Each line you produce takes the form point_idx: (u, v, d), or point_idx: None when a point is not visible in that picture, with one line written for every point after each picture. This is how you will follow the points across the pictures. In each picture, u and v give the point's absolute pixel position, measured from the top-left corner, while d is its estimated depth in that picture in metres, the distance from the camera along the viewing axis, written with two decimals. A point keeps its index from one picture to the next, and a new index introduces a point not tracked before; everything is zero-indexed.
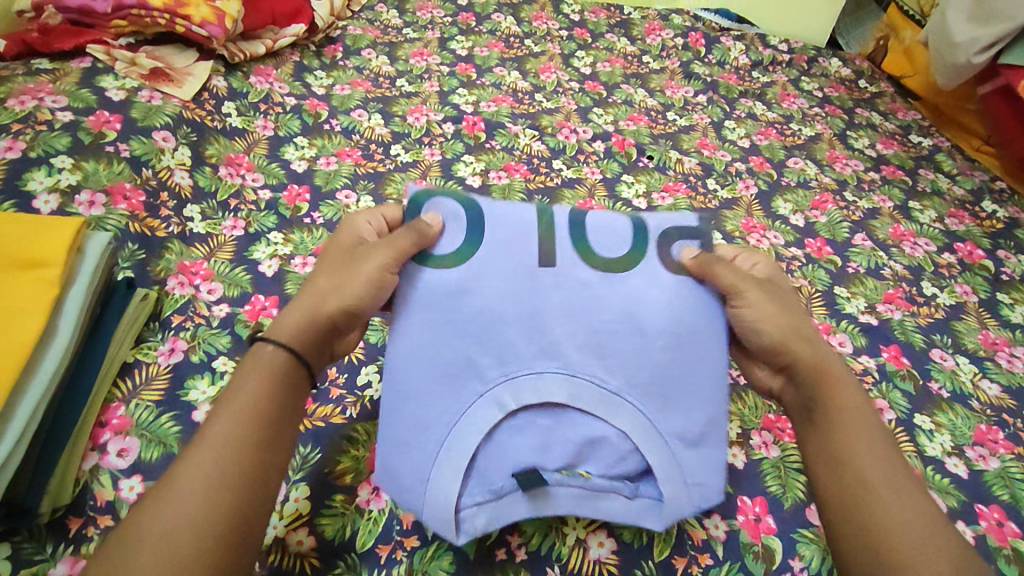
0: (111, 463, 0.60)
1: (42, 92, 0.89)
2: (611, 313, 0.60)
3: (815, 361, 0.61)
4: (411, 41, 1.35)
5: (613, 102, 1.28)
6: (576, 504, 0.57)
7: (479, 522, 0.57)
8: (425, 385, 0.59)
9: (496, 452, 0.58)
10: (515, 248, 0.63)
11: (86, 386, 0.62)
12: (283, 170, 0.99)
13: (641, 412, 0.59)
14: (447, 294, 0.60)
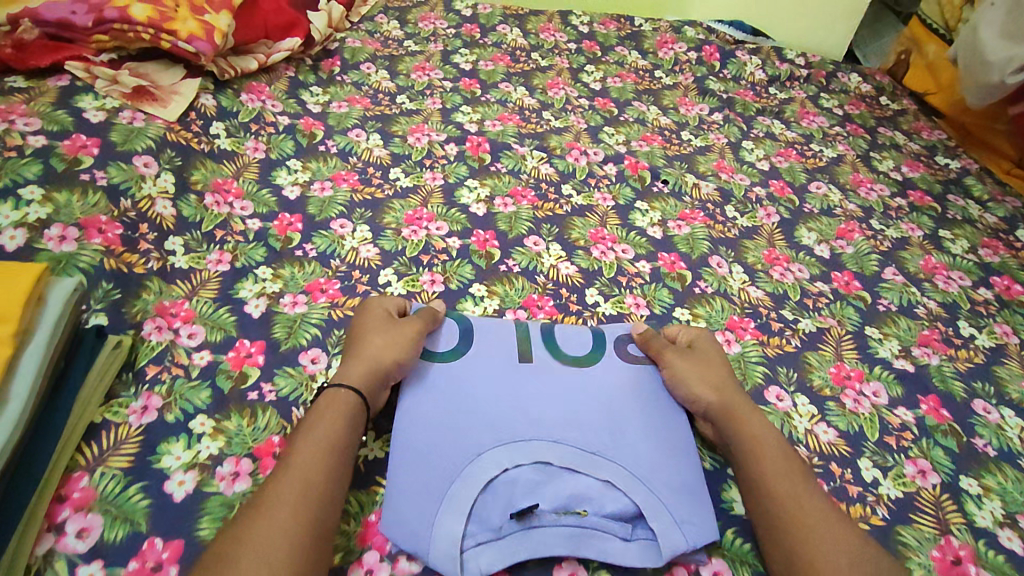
0: (69, 546, 0.53)
1: (13, 114, 0.83)
2: (586, 394, 0.71)
3: (722, 404, 0.69)
4: (412, 55, 1.29)
5: (625, 121, 1.21)
6: (575, 543, 0.60)
7: (482, 562, 0.59)
8: (427, 445, 0.65)
9: (494, 498, 0.62)
10: (499, 346, 0.75)
11: (43, 456, 0.55)
12: (274, 196, 0.92)
13: (623, 468, 0.65)
14: (444, 377, 0.71)
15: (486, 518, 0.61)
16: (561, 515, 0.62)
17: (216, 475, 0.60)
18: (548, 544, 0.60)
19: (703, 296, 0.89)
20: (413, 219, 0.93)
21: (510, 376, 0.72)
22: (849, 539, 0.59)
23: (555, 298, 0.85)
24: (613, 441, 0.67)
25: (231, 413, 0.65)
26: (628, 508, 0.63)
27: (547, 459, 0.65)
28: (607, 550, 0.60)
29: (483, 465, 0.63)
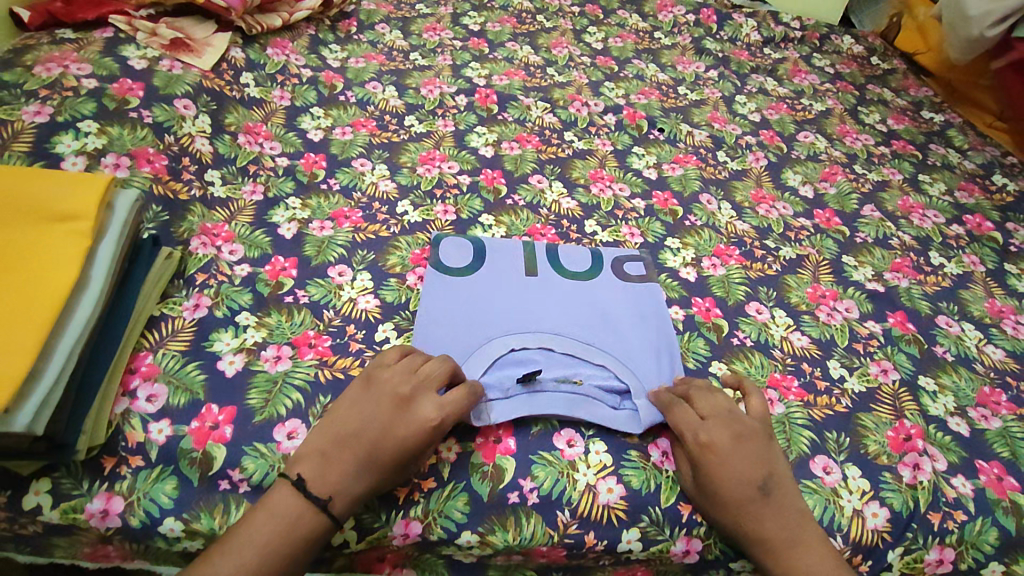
0: (141, 408, 0.63)
1: (67, 60, 0.92)
2: (588, 301, 0.80)
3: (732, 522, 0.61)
4: (424, 17, 1.37)
5: (625, 76, 1.28)
6: (570, 406, 0.68)
7: (492, 415, 0.67)
8: (445, 336, 0.74)
9: (502, 372, 0.71)
10: (511, 263, 0.84)
11: (116, 335, 0.64)
12: (300, 139, 1.01)
13: (613, 356, 0.74)
14: (460, 285, 0.80)
15: (493, 383, 0.69)
16: (560, 383, 0.70)
17: (261, 357, 0.70)
18: (548, 404, 0.68)
19: (693, 228, 0.96)
20: (427, 159, 1.01)
21: (517, 284, 0.81)
22: None
23: (556, 227, 0.93)
24: (607, 336, 0.76)
25: (273, 312, 0.75)
26: (620, 383, 0.72)
27: (550, 346, 0.73)
28: (599, 414, 0.68)
29: (494, 347, 0.73)
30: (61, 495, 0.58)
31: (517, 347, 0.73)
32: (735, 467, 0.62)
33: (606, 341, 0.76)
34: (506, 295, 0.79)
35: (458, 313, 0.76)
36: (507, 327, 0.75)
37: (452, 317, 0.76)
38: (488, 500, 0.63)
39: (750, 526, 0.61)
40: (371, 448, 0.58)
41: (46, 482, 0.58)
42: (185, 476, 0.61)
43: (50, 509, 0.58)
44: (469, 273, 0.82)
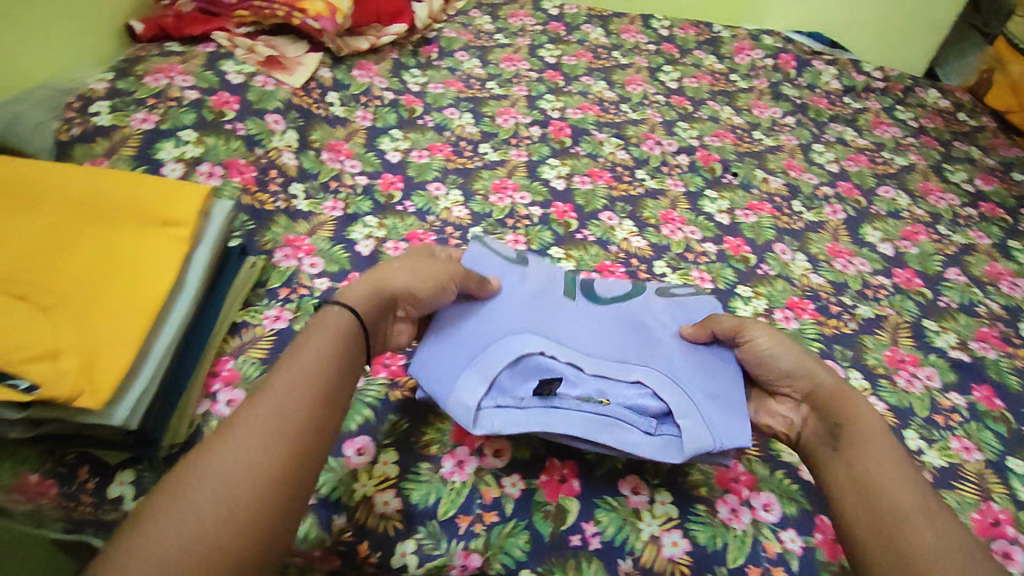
0: (220, 412, 0.65)
1: (174, 72, 1.00)
2: (631, 319, 0.74)
3: (835, 387, 0.64)
4: (502, 47, 1.44)
5: (699, 118, 1.29)
6: (592, 429, 0.62)
7: (496, 423, 0.62)
8: (473, 326, 0.68)
9: (519, 378, 0.66)
10: (554, 272, 0.78)
11: (203, 338, 0.67)
12: (379, 159, 1.05)
13: (658, 372, 0.67)
14: (499, 277, 0.74)
15: (508, 390, 0.65)
16: (582, 402, 0.65)
17: None
18: (566, 423, 0.62)
19: (765, 277, 0.94)
20: (500, 188, 1.03)
21: (556, 293, 0.75)
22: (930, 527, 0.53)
23: (626, 266, 0.92)
24: (648, 355, 0.70)
25: None
26: (659, 408, 0.65)
27: (582, 362, 0.68)
28: (625, 439, 0.62)
29: (523, 345, 0.67)
30: (142, 488, 0.61)
31: (548, 352, 0.67)
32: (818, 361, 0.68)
33: (648, 359, 0.69)
34: (548, 297, 0.74)
35: (499, 304, 0.71)
36: (543, 330, 0.69)
37: (490, 303, 0.70)
38: (549, 539, 0.61)
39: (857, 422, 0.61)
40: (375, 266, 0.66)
41: (131, 474, 0.61)
42: None
43: (131, 500, 0.60)
44: (510, 267, 0.76)
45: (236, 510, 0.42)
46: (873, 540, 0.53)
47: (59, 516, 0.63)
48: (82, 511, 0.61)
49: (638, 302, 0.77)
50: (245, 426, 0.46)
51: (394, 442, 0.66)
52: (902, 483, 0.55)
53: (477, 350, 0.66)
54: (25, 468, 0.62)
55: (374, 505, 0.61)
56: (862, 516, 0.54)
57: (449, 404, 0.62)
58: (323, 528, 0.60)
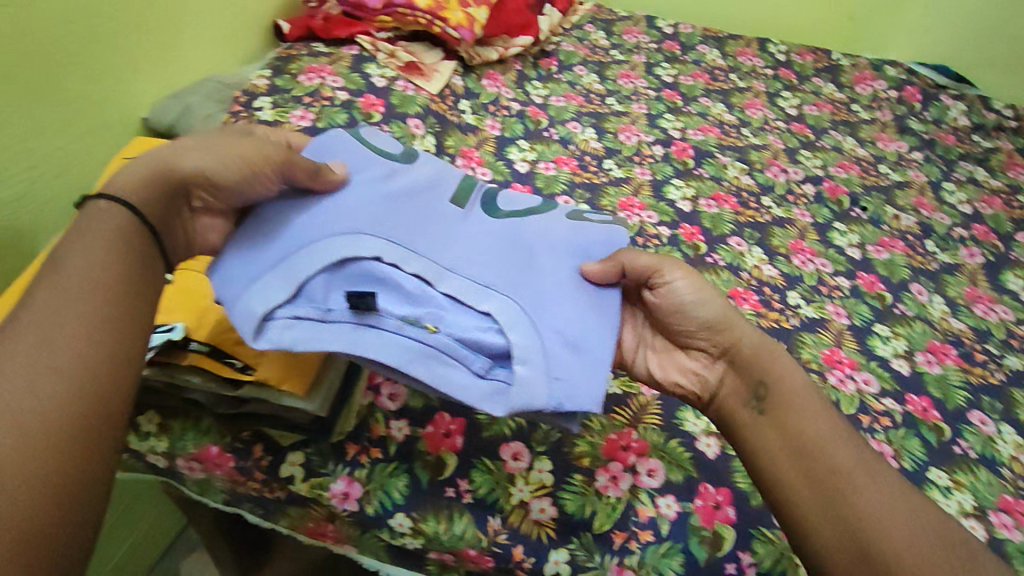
0: (384, 404, 0.68)
1: (324, 72, 1.04)
2: (519, 240, 0.61)
3: (756, 347, 0.58)
4: (619, 63, 1.45)
5: (821, 147, 1.27)
6: (407, 358, 0.52)
7: (289, 334, 0.51)
8: (302, 219, 0.57)
9: (342, 286, 0.54)
10: (446, 175, 0.65)
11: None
12: (508, 168, 1.07)
13: (515, 305, 0.55)
14: (374, 173, 0.61)
15: (316, 296, 0.53)
16: (406, 325, 0.53)
17: None
18: (378, 348, 0.51)
19: (903, 317, 0.91)
20: (627, 205, 1.03)
21: (429, 194, 0.62)
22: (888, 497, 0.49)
23: (758, 294, 0.92)
24: (515, 280, 0.57)
25: None
26: (500, 346, 0.54)
27: (434, 280, 0.56)
28: (445, 377, 0.52)
29: (354, 253, 0.55)
30: (311, 471, 0.65)
31: (385, 259, 0.55)
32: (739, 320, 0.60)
33: (517, 288, 0.57)
34: (404, 196, 0.60)
35: (339, 202, 0.58)
36: (381, 231, 0.57)
37: (328, 200, 0.58)
38: (704, 564, 0.61)
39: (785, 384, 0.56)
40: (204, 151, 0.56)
41: (301, 456, 0.65)
42: (416, 477, 0.65)
43: (300, 481, 0.65)
44: (385, 162, 0.63)
45: (28, 446, 0.36)
46: (818, 515, 0.48)
47: (225, 488, 0.69)
48: (251, 485, 0.66)
49: (535, 221, 0.63)
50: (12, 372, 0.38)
51: (547, 450, 0.66)
52: (835, 445, 0.51)
53: (291, 250, 0.55)
54: (204, 438, 0.66)
55: (530, 511, 0.63)
56: (801, 488, 0.49)
57: (225, 305, 0.52)
58: (480, 527, 0.63)
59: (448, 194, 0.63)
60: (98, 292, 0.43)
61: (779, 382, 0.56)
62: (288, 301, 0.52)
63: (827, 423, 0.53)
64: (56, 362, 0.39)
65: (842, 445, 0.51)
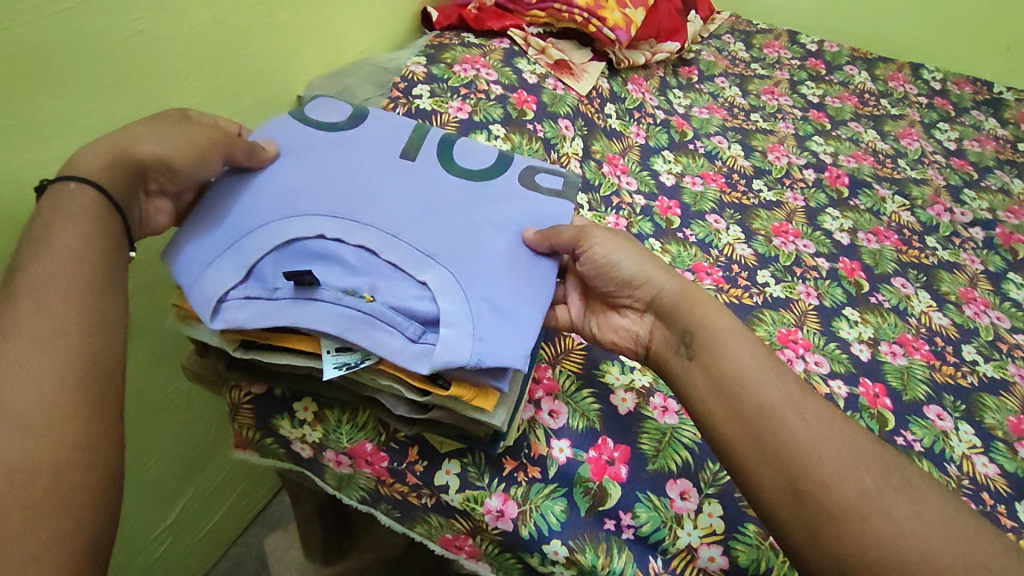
0: (545, 421, 0.64)
1: (479, 64, 1.02)
2: (464, 205, 0.60)
3: (679, 290, 0.56)
4: (761, 78, 1.38)
5: (986, 187, 1.17)
6: (344, 323, 0.50)
7: (239, 315, 0.51)
8: (247, 199, 0.57)
9: (285, 257, 0.54)
10: (386, 139, 0.65)
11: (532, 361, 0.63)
12: (654, 180, 1.03)
13: (452, 273, 0.54)
14: (314, 148, 0.62)
15: (267, 277, 0.53)
16: (343, 294, 0.52)
17: (650, 404, 0.69)
18: (315, 317, 0.50)
19: None
20: (780, 231, 0.97)
21: (379, 158, 0.62)
22: (835, 429, 0.46)
23: (929, 343, 0.84)
24: (458, 250, 0.56)
25: None
26: (431, 314, 0.52)
27: (375, 247, 0.55)
28: (378, 341, 0.49)
29: (298, 225, 0.55)
30: (467, 482, 0.60)
31: (327, 235, 0.55)
32: (655, 263, 0.58)
33: (456, 256, 0.56)
34: (350, 165, 0.60)
35: (283, 181, 0.58)
36: (323, 205, 0.56)
37: (270, 180, 0.58)
38: None
39: (707, 324, 0.52)
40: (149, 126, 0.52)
41: (456, 465, 0.61)
42: (575, 503, 0.60)
43: (454, 492, 0.60)
44: (325, 138, 0.63)
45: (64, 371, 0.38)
46: (767, 472, 0.45)
47: (365, 486, 0.65)
48: (398, 488, 0.62)
49: (489, 187, 0.63)
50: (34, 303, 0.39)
51: (717, 493, 0.62)
52: (766, 379, 0.48)
53: (238, 230, 0.55)
54: (357, 433, 0.62)
55: (697, 558, 0.59)
56: (739, 438, 0.46)
57: (189, 293, 0.52)
58: (641, 566, 0.58)
59: (398, 150, 0.64)
60: (96, 215, 0.45)
61: (705, 324, 0.52)
62: (240, 283, 0.53)
63: (762, 360, 0.50)
64: (71, 289, 0.41)
65: (779, 385, 0.48)
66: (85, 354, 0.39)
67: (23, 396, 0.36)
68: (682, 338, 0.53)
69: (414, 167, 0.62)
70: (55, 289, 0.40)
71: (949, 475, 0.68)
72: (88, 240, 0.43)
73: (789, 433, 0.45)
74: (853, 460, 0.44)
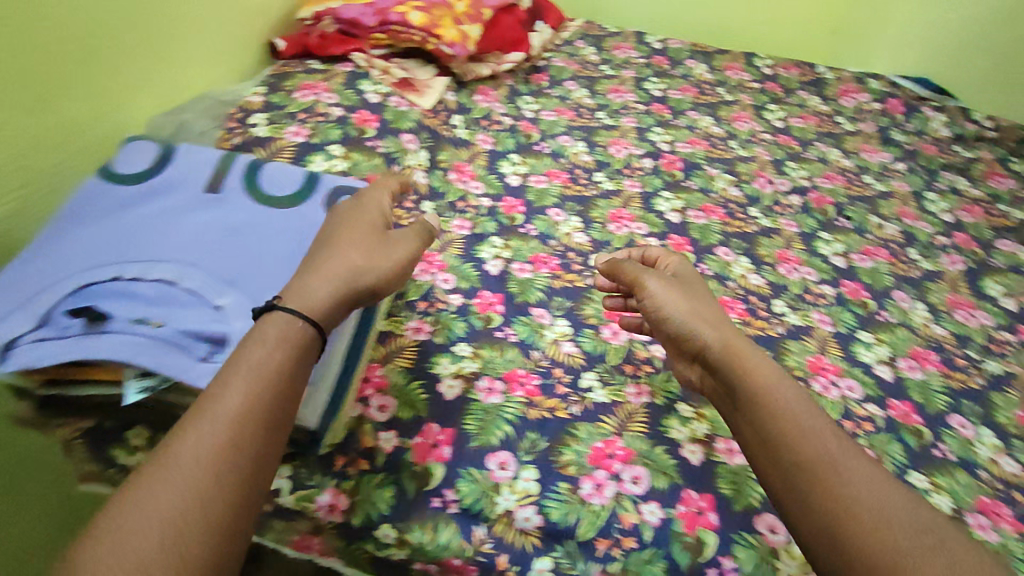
0: (373, 415, 0.69)
1: (320, 89, 1.07)
2: (265, 234, 0.66)
3: (723, 344, 0.65)
4: (608, 78, 1.48)
5: (808, 158, 1.29)
6: (136, 351, 0.54)
7: (29, 357, 0.54)
8: (49, 254, 0.61)
9: (82, 300, 0.58)
10: (194, 180, 0.70)
11: (353, 363, 0.69)
12: (500, 182, 1.09)
13: (248, 297, 0.60)
14: (120, 202, 0.67)
15: (61, 320, 0.56)
16: (136, 324, 0.56)
17: (477, 387, 0.73)
18: (104, 349, 0.53)
19: (886, 323, 0.94)
20: (616, 217, 1.06)
21: (186, 202, 0.68)
22: (874, 483, 0.52)
23: (745, 302, 0.93)
24: (256, 277, 0.62)
25: (485, 344, 0.79)
26: (221, 334, 0.57)
27: (173, 281, 0.60)
28: (167, 363, 0.53)
29: (97, 272, 0.59)
30: (299, 483, 0.65)
31: (124, 277, 0.59)
32: (705, 308, 0.70)
33: (253, 283, 0.61)
34: (156, 213, 0.66)
35: (84, 236, 0.63)
36: (122, 253, 0.61)
37: (73, 238, 0.63)
38: (688, 569, 0.61)
39: (749, 372, 0.62)
40: (355, 237, 0.62)
41: (288, 469, 0.65)
42: (403, 487, 0.65)
43: (288, 494, 0.64)
44: (131, 190, 0.68)
45: (224, 494, 0.45)
46: (794, 500, 0.53)
47: None
48: None
49: (292, 215, 0.68)
50: (213, 421, 0.47)
51: (534, 459, 0.67)
52: (799, 421, 0.57)
53: (37, 282, 0.58)
54: None
55: (514, 520, 0.63)
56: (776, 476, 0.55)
57: None
58: (465, 536, 0.63)
59: (203, 189, 0.69)
60: (285, 343, 0.52)
61: (744, 372, 0.62)
62: (33, 329, 0.55)
63: (803, 409, 0.59)
64: (247, 416, 0.48)
65: (821, 432, 0.56)
66: (243, 478, 0.46)
67: (195, 509, 0.44)
68: (722, 380, 0.64)
69: (219, 206, 0.68)
70: (230, 407, 0.48)
71: None
72: (270, 364, 0.51)
73: (819, 472, 0.53)
74: (884, 507, 0.50)
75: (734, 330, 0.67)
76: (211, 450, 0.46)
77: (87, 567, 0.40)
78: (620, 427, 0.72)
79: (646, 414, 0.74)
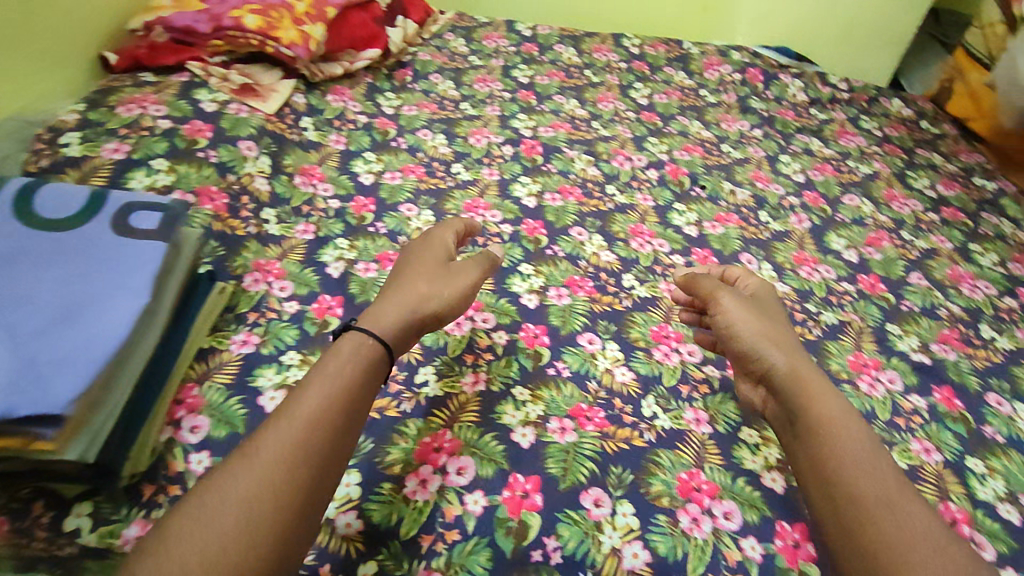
0: (184, 438, 0.67)
1: (146, 102, 0.99)
2: (37, 264, 0.63)
3: (790, 371, 0.67)
4: (476, 68, 1.47)
5: (669, 133, 1.31)
6: None
7: None
8: None
9: None
10: None
11: (155, 385, 0.66)
12: (352, 182, 1.07)
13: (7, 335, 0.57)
14: None
15: None
16: None
17: None
18: None
19: None
20: (471, 207, 1.05)
21: None
22: (868, 458, 0.60)
23: (594, 280, 0.94)
24: (19, 311, 0.59)
25: (316, 350, 0.79)
26: None
27: None
28: None
29: None
30: (101, 519, 0.60)
31: None
32: (777, 322, 0.74)
33: (15, 318, 0.59)
34: None
35: None
36: None
37: None
38: (511, 555, 0.62)
39: (800, 382, 0.66)
40: (424, 272, 0.73)
41: (88, 506, 0.61)
42: None
43: (89, 533, 0.59)
44: None
45: (290, 489, 0.52)
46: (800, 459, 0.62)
47: None
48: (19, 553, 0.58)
49: (72, 241, 0.66)
50: (290, 423, 0.55)
51: (357, 463, 0.66)
52: (824, 403, 0.64)
53: None
54: None
55: (336, 527, 0.62)
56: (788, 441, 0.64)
57: None
58: None
59: None
60: (355, 361, 0.61)
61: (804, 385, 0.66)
62: None
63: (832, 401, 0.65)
64: (318, 424, 0.56)
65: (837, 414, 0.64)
66: (306, 481, 0.53)
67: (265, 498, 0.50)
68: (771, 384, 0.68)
69: None
70: (304, 414, 0.56)
71: (587, 393, 0.77)
72: (341, 381, 0.59)
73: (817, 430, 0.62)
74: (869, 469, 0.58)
75: (811, 363, 0.70)
76: (287, 448, 0.53)
77: (180, 529, 0.48)
78: (452, 417, 0.72)
79: (479, 402, 0.74)
